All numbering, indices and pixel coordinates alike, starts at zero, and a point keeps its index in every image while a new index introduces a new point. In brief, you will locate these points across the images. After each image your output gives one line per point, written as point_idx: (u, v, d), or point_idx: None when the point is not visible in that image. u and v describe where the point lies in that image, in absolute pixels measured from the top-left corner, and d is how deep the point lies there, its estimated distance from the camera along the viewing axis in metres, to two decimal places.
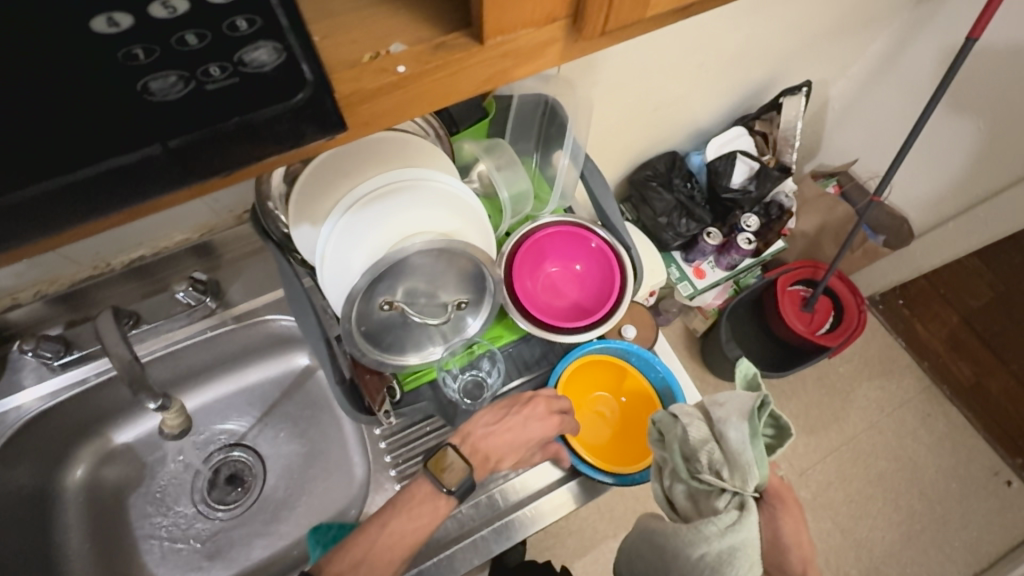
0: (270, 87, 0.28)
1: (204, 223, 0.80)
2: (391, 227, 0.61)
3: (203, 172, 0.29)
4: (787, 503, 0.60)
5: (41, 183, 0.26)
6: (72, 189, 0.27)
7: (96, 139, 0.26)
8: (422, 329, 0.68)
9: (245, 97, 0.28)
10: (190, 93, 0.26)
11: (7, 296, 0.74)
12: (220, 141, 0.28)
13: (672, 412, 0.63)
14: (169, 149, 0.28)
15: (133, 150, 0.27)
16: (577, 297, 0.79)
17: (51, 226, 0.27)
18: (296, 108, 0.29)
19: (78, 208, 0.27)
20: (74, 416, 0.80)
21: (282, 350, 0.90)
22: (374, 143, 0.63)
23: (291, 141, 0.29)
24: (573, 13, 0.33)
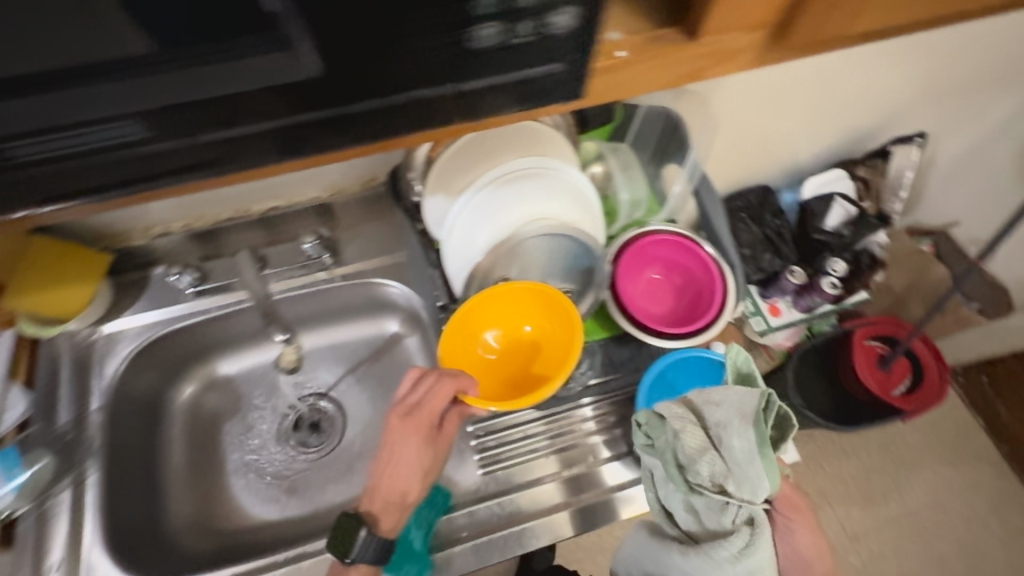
0: (553, 48, 0.34)
1: (334, 184, 0.87)
2: (519, 210, 0.66)
3: (474, 109, 0.38)
4: (801, 510, 0.66)
5: (370, 99, 0.36)
6: (388, 108, 0.37)
7: (418, 71, 0.35)
8: (527, 311, 0.72)
9: (530, 55, 0.35)
10: (498, 45, 0.34)
11: (163, 225, 0.84)
12: (496, 89, 0.37)
13: (661, 414, 0.61)
14: (459, 91, 0.36)
15: (436, 87, 0.36)
16: (671, 307, 0.79)
17: (362, 130, 0.38)
18: (563, 69, 0.36)
19: (385, 121, 0.38)
20: (191, 341, 0.87)
21: (377, 314, 0.95)
22: (512, 130, 0.68)
23: (545, 97, 0.38)
24: (781, 24, 0.37)
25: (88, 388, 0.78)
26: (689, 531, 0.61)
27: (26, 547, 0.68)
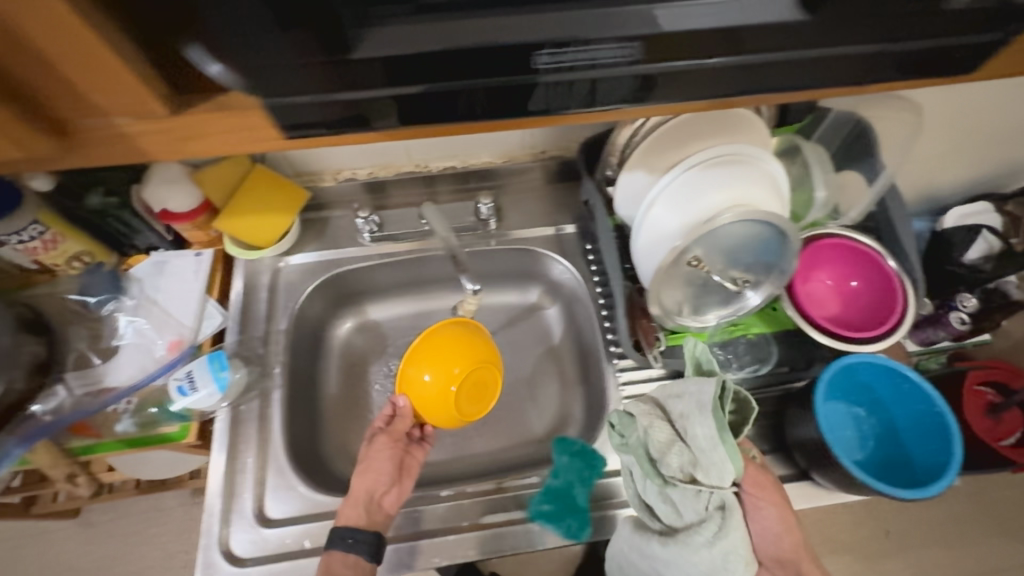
0: (998, 16, 0.41)
1: (509, 151, 0.91)
2: (723, 194, 0.67)
3: (892, 67, 0.44)
4: (768, 494, 0.61)
5: (815, 48, 0.42)
6: (825, 59, 0.43)
7: (874, 26, 0.41)
8: (702, 296, 0.73)
9: (972, 20, 0.41)
10: (958, 11, 0.40)
11: (350, 170, 0.89)
12: (924, 53, 0.43)
13: (630, 412, 0.63)
14: (893, 50, 0.42)
15: (875, 44, 0.42)
16: (832, 311, 0.79)
17: (777, 79, 0.44)
18: (988, 40, 0.42)
19: (806, 74, 0.44)
20: (352, 282, 0.91)
21: (521, 282, 0.98)
22: (718, 117, 0.69)
23: (962, 54, 0.44)
24: None
25: (273, 310, 0.84)
26: (667, 525, 0.61)
27: (222, 445, 0.74)
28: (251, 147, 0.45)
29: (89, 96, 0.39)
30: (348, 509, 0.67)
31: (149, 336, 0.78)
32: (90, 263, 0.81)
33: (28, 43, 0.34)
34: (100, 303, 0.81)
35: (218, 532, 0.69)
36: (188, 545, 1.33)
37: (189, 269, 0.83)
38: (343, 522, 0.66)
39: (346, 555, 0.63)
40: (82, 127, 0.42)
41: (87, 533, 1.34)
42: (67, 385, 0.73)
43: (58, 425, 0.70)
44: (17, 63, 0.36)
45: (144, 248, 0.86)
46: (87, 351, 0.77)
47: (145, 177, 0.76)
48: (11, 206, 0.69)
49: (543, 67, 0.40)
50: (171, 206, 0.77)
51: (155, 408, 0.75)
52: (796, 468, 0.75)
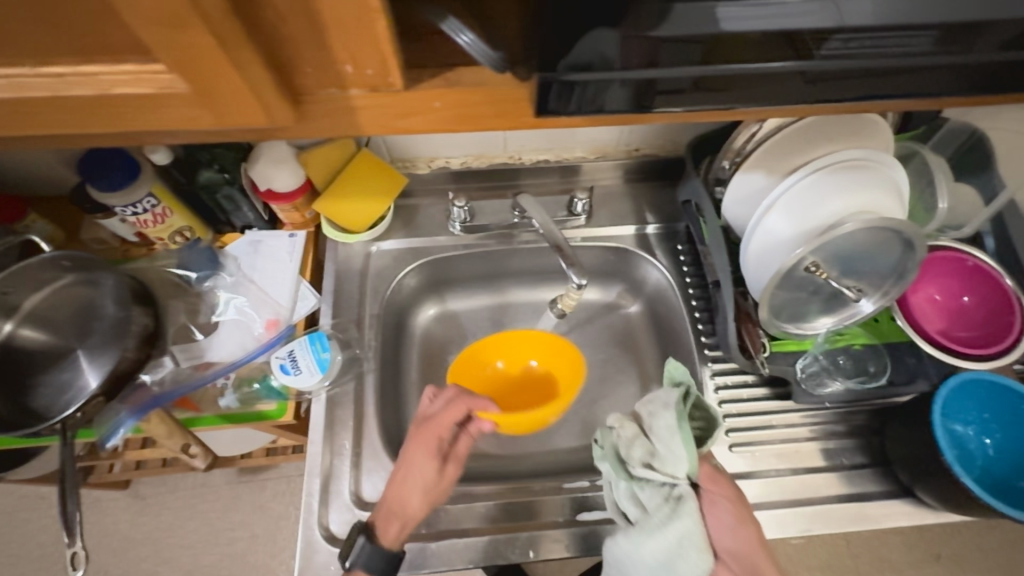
0: None
1: (603, 147, 0.89)
2: (849, 199, 0.65)
3: None
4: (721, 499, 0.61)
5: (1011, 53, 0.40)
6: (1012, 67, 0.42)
7: None
8: (809, 304, 0.72)
9: None
10: None
11: (445, 158, 0.88)
12: None
13: (607, 422, 0.67)
14: None
15: None
16: (939, 328, 0.75)
17: (965, 86, 0.43)
18: None
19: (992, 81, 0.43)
20: (438, 270, 0.89)
21: (604, 280, 0.95)
22: (842, 122, 0.68)
23: None
24: None
25: (364, 294, 0.83)
26: None
27: (318, 433, 0.73)
28: (467, 126, 0.39)
29: (337, 62, 0.31)
30: (387, 524, 0.64)
31: (247, 314, 0.79)
32: (190, 238, 0.82)
33: (314, 4, 0.27)
34: (201, 278, 0.81)
35: (319, 513, 0.69)
36: (234, 523, 1.29)
37: (284, 250, 0.83)
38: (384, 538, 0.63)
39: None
40: (312, 96, 0.34)
41: (138, 505, 1.30)
42: (173, 357, 0.75)
43: (167, 396, 0.72)
44: (285, 20, 0.28)
45: (239, 227, 0.86)
46: (187, 325, 0.78)
47: (255, 156, 0.76)
48: (132, 177, 0.70)
49: (830, 51, 0.39)
50: (275, 185, 0.78)
51: (256, 384, 0.77)
52: (896, 485, 0.73)
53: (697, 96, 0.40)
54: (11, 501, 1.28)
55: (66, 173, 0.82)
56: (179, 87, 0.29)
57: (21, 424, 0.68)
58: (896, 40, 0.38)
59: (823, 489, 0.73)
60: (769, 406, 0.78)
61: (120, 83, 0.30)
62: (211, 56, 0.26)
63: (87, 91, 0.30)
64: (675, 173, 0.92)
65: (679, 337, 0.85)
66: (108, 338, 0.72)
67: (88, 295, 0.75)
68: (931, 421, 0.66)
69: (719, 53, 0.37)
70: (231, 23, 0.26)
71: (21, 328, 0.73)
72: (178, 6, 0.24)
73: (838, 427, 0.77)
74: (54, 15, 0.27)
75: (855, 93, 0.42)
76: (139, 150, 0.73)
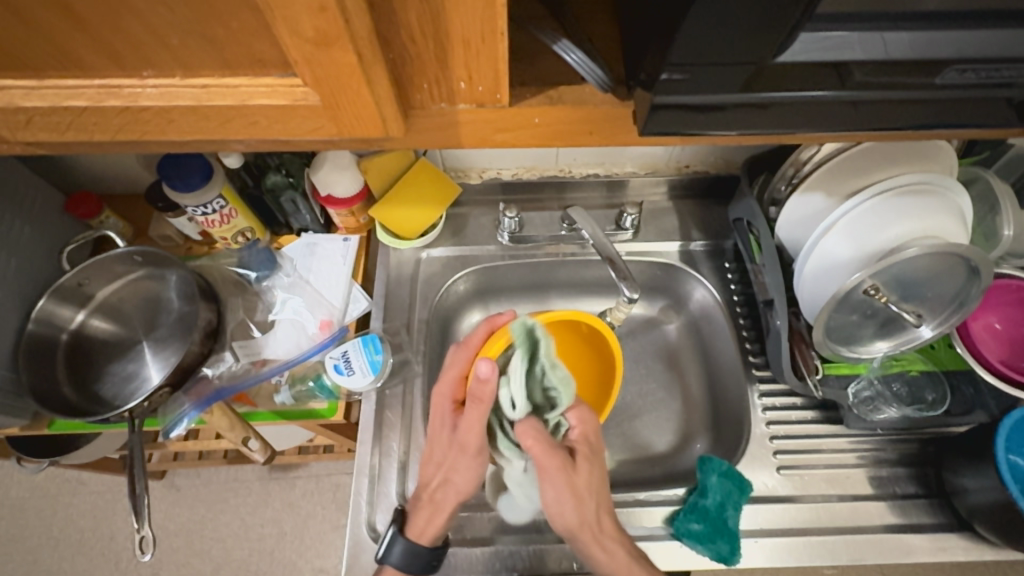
0: None
1: (653, 163, 0.90)
2: (914, 223, 0.64)
3: None
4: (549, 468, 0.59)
5: None
6: None
7: None
8: (862, 326, 0.71)
9: None
10: None
11: (496, 169, 0.90)
12: None
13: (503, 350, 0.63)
14: None
15: None
16: (1000, 357, 0.72)
17: None
18: None
19: None
20: (485, 279, 0.90)
21: (648, 293, 0.95)
22: (906, 146, 0.68)
23: None
24: None
25: (414, 299, 0.85)
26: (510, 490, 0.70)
27: (367, 434, 0.75)
28: (558, 141, 0.41)
29: (454, 80, 0.35)
30: (423, 521, 0.64)
31: (303, 315, 0.82)
32: (250, 239, 0.84)
33: (444, 26, 0.31)
34: (259, 278, 0.84)
35: (366, 513, 0.71)
36: (265, 519, 1.31)
37: (338, 253, 0.85)
38: (415, 534, 0.63)
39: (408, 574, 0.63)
40: (423, 111, 0.37)
41: (173, 496, 1.33)
42: (233, 352, 0.78)
43: (228, 390, 0.75)
44: (414, 42, 0.32)
45: (296, 229, 0.89)
46: (246, 322, 0.81)
47: (317, 163, 0.79)
48: (205, 179, 0.74)
49: (946, 81, 0.38)
50: (335, 191, 0.80)
51: (310, 382, 0.79)
52: (951, 519, 0.71)
53: (781, 120, 0.40)
54: (55, 485, 1.33)
55: (140, 173, 0.86)
56: (312, 99, 0.33)
57: (90, 410, 0.71)
58: (1004, 69, 0.37)
59: (872, 517, 0.71)
60: (819, 429, 0.77)
61: (260, 94, 0.33)
62: (351, 73, 0.31)
63: (228, 102, 0.34)
64: (725, 191, 0.92)
65: (724, 355, 0.85)
66: (174, 331, 0.76)
67: (155, 289, 0.79)
68: (995, 457, 0.63)
69: (795, 82, 0.37)
70: (370, 40, 0.30)
71: (94, 318, 0.77)
72: (333, 29, 0.28)
73: (890, 455, 0.75)
74: (211, 33, 0.31)
75: (944, 120, 0.41)
76: (214, 156, 0.76)
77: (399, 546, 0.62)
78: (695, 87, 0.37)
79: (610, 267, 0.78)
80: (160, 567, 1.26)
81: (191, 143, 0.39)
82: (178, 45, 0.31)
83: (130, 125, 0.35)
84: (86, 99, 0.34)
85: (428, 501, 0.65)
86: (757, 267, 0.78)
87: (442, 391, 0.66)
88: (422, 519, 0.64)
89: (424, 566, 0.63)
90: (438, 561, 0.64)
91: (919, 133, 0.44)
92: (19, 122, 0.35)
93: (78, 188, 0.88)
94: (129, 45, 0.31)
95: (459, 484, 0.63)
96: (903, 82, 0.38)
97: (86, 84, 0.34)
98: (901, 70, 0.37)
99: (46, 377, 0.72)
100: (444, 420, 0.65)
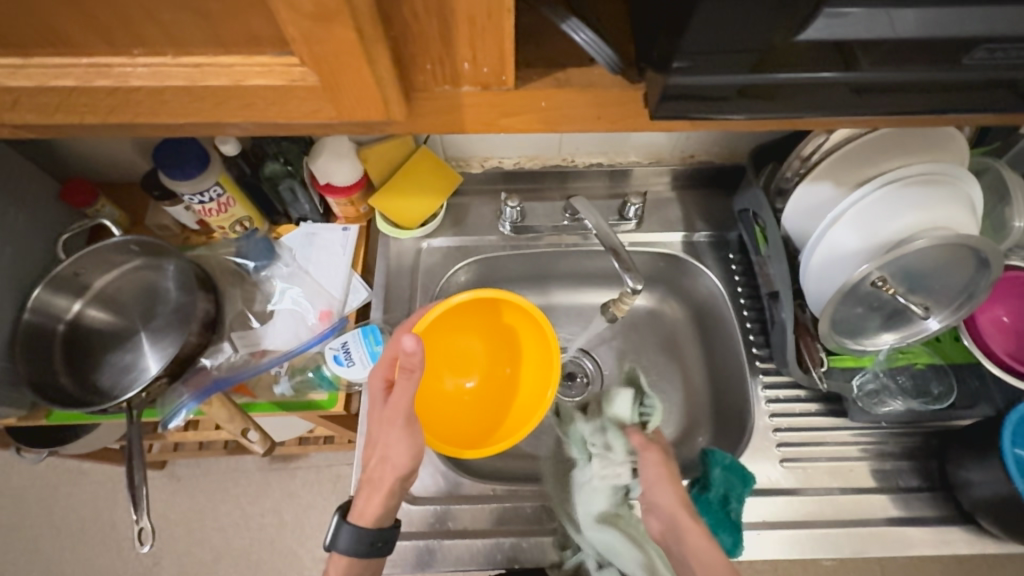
0: None
1: (658, 152, 0.88)
2: (924, 213, 0.62)
3: None
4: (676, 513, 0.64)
5: None
6: None
7: None
8: (869, 318, 0.70)
9: None
10: None
11: (498, 158, 0.89)
12: None
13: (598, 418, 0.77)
14: None
15: None
16: (1008, 351, 0.72)
17: None
18: None
19: None
20: (486, 269, 0.89)
21: (650, 285, 0.94)
22: (918, 134, 0.66)
23: None
24: None
25: (414, 290, 0.84)
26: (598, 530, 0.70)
27: (368, 426, 0.75)
28: (565, 126, 0.40)
29: (458, 61, 0.33)
30: (365, 503, 0.62)
31: (302, 305, 0.81)
32: (248, 228, 0.83)
33: (450, 1, 0.29)
34: (259, 267, 0.82)
35: None
36: (265, 509, 1.31)
37: (337, 243, 0.84)
38: (358, 517, 0.62)
39: (356, 560, 0.61)
40: (426, 93, 0.36)
41: (174, 486, 1.33)
42: (231, 343, 0.77)
43: (225, 381, 0.74)
44: (418, 19, 0.30)
45: (294, 218, 0.88)
46: (245, 312, 0.80)
47: (317, 150, 0.78)
48: (202, 166, 0.72)
49: (973, 61, 0.36)
50: (335, 179, 0.79)
51: (309, 373, 0.78)
52: (954, 512, 0.71)
53: (797, 103, 0.39)
54: (56, 474, 1.33)
55: (136, 161, 0.85)
56: (310, 79, 0.32)
57: (88, 401, 0.70)
58: None
59: (875, 510, 0.71)
60: (823, 422, 0.76)
61: (256, 74, 0.32)
62: (351, 51, 0.29)
63: (223, 82, 0.33)
64: (730, 181, 0.91)
65: (727, 347, 0.84)
66: (172, 321, 0.75)
67: (153, 278, 0.77)
68: (1001, 450, 0.63)
69: (813, 64, 0.36)
70: (372, 17, 0.28)
71: (90, 308, 0.76)
72: (333, 4, 0.27)
73: (894, 448, 0.75)
74: (204, 8, 0.29)
75: (964, 105, 0.40)
76: (210, 141, 0.75)
77: (344, 531, 0.61)
78: (709, 69, 0.35)
79: (613, 258, 0.77)
80: (161, 556, 1.26)
81: (186, 126, 0.38)
82: (170, 22, 0.30)
83: (121, 106, 0.34)
84: (75, 79, 0.32)
85: (367, 480, 0.63)
86: (763, 258, 0.77)
87: (375, 372, 0.64)
88: (363, 501, 0.63)
89: (369, 548, 0.61)
90: (386, 543, 0.62)
91: (936, 118, 0.43)
92: (7, 103, 0.34)
93: (73, 175, 0.86)
94: (119, 22, 0.30)
95: (396, 458, 0.62)
96: (925, 65, 0.36)
97: (74, 63, 0.32)
98: (923, 52, 0.36)
99: (43, 367, 0.71)
100: (377, 400, 0.64)
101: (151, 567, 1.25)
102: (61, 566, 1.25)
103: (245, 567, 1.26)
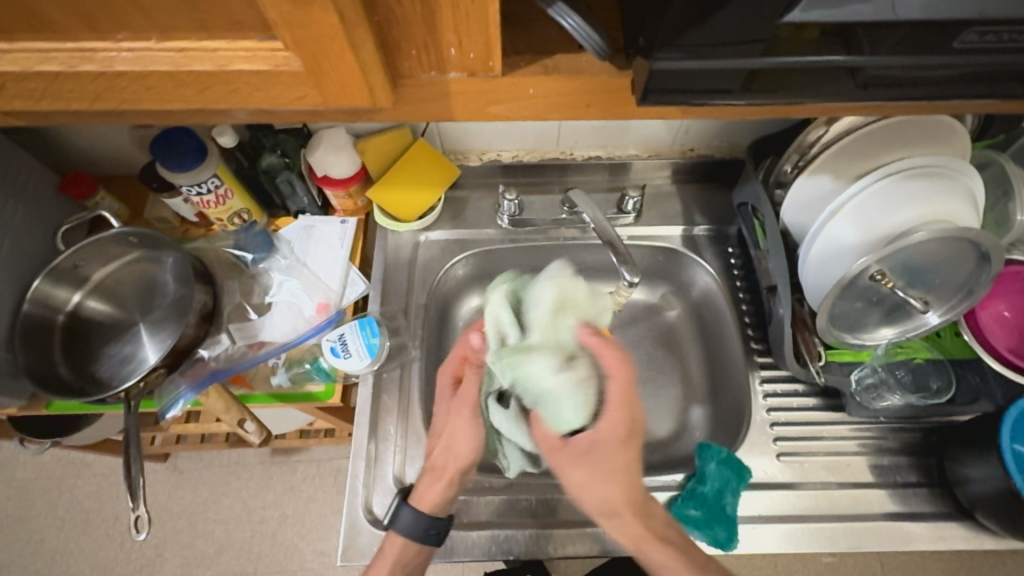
0: None
1: (657, 145, 0.88)
2: (922, 206, 0.62)
3: None
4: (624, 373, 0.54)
5: None
6: None
7: None
8: (868, 313, 0.70)
9: None
10: None
11: (496, 150, 0.88)
12: None
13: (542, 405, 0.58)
14: None
15: None
16: (1008, 345, 0.71)
17: None
18: None
19: None
20: (484, 262, 0.89)
21: (650, 279, 0.93)
22: (918, 125, 0.65)
23: None
24: None
25: (412, 283, 0.84)
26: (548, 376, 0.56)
27: (364, 418, 0.75)
28: (555, 113, 0.40)
29: (444, 46, 0.33)
30: (425, 489, 0.64)
31: (299, 297, 0.81)
32: (247, 221, 0.84)
33: None
34: (256, 260, 0.83)
35: (363, 495, 0.71)
36: (266, 502, 1.32)
37: (335, 236, 0.84)
38: (418, 502, 0.63)
39: (409, 543, 0.63)
40: (412, 79, 0.36)
41: (176, 478, 1.34)
42: (229, 335, 0.77)
43: (224, 372, 0.74)
44: (400, 3, 0.30)
45: (293, 211, 0.88)
46: (243, 304, 0.81)
47: (314, 142, 0.78)
48: (198, 158, 0.72)
49: (965, 44, 0.35)
50: (332, 172, 0.79)
51: (307, 365, 0.78)
52: (952, 507, 0.70)
53: (788, 90, 0.38)
54: (60, 466, 1.34)
55: (134, 153, 0.85)
56: (294, 64, 0.32)
57: (87, 391, 0.71)
58: None
59: (872, 505, 0.71)
60: (820, 417, 0.76)
61: (239, 59, 0.32)
62: (333, 34, 0.29)
63: (207, 67, 0.32)
64: (730, 174, 0.90)
65: (726, 341, 0.83)
66: (170, 313, 0.75)
67: (152, 271, 0.78)
68: (999, 445, 0.62)
69: (800, 49, 0.35)
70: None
71: (90, 299, 0.77)
72: None
73: (893, 443, 0.74)
74: None
75: (958, 92, 0.40)
76: (207, 134, 0.75)
77: (405, 513, 0.62)
78: (698, 54, 0.35)
79: (611, 252, 0.77)
80: (164, 548, 1.27)
81: (174, 113, 0.38)
82: (152, 6, 0.30)
83: (107, 92, 0.34)
84: (59, 64, 0.32)
85: (430, 467, 0.64)
86: (761, 252, 0.76)
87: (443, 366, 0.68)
88: (423, 487, 0.64)
89: (424, 534, 0.62)
90: (439, 532, 0.63)
91: (931, 105, 0.43)
92: None
93: (73, 168, 0.87)
94: (101, 5, 0.30)
95: (460, 448, 0.63)
96: (918, 51, 0.36)
97: (58, 48, 0.32)
98: (917, 37, 0.35)
99: (42, 358, 0.71)
100: (445, 393, 0.67)
101: (154, 559, 1.26)
102: (65, 557, 1.26)
103: (246, 559, 1.27)
